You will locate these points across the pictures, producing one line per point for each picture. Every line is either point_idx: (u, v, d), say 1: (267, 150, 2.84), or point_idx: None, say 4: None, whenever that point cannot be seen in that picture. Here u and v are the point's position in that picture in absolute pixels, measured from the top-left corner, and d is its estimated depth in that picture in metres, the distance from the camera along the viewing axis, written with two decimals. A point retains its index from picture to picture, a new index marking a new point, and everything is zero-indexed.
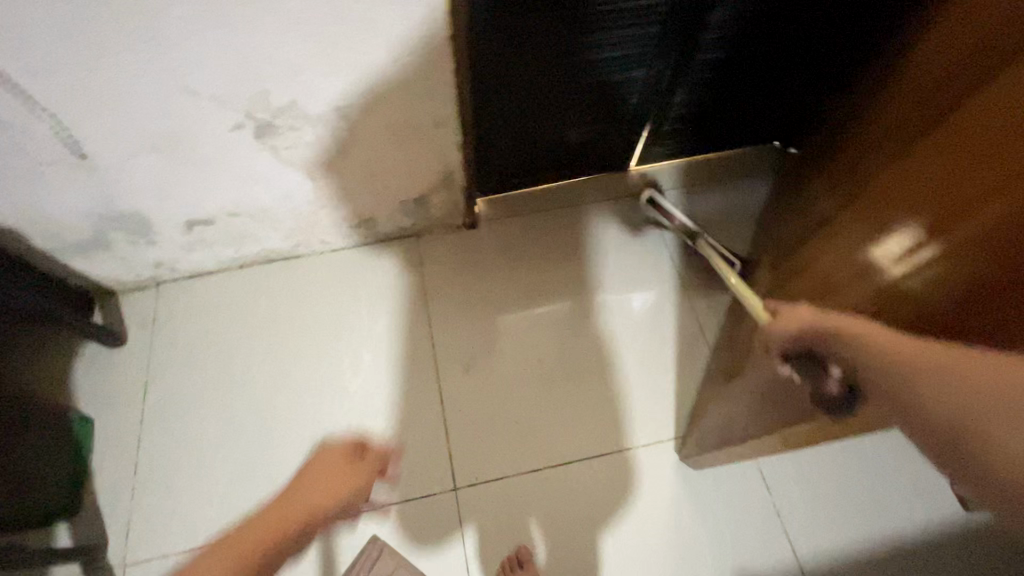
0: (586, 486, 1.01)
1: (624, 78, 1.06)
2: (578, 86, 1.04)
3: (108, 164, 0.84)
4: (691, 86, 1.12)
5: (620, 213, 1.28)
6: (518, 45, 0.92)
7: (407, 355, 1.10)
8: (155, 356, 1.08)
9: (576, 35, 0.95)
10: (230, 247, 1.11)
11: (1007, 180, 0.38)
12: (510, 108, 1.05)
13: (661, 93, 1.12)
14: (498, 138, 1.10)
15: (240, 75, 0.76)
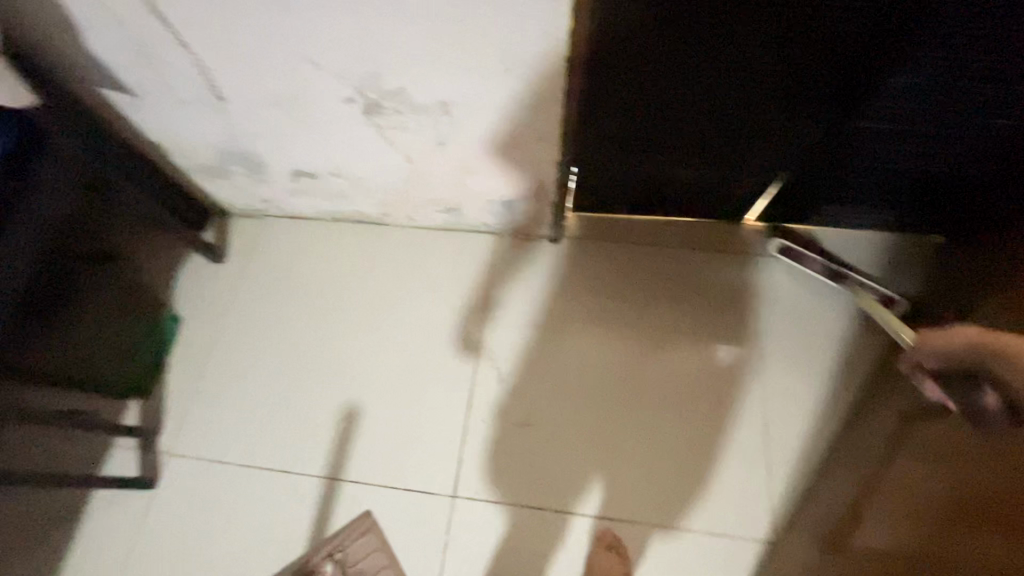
0: (579, 542, 0.97)
1: (774, 131, 0.94)
2: (722, 122, 0.92)
3: (237, 110, 0.92)
4: (855, 155, 0.96)
5: (717, 268, 1.16)
6: (663, 74, 0.83)
7: (452, 350, 1.11)
8: (244, 281, 1.20)
9: (754, 65, 0.80)
10: (329, 202, 1.18)
11: None
12: (638, 125, 0.94)
13: (816, 148, 0.97)
14: (613, 153, 1.01)
15: (358, 56, 0.78)
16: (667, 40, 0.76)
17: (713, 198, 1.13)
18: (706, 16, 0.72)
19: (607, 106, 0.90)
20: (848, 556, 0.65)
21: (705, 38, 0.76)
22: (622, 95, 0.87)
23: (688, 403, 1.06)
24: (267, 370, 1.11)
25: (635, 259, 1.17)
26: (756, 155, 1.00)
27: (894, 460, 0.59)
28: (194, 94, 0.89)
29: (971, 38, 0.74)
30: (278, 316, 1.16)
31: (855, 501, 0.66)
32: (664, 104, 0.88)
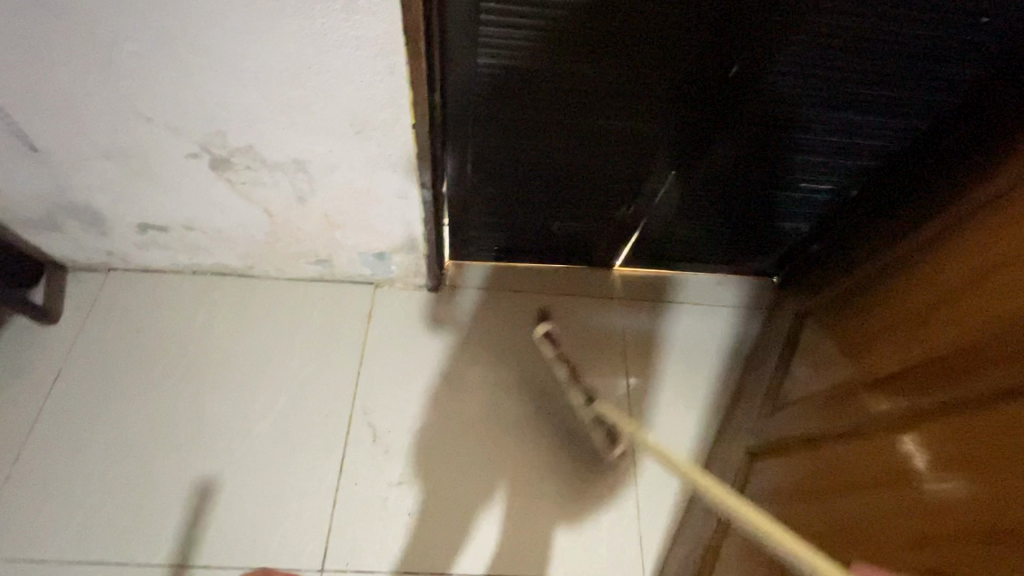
0: None
1: (624, 186, 1.04)
2: (586, 163, 0.98)
3: (62, 161, 0.83)
4: (694, 207, 1.10)
5: (590, 312, 1.22)
6: (529, 115, 0.87)
7: (325, 409, 1.05)
8: (82, 344, 1.07)
9: (614, 103, 0.86)
10: (187, 255, 1.10)
11: None
12: (508, 166, 0.97)
13: (670, 193, 1.06)
14: (488, 196, 1.03)
15: (196, 113, 0.75)
16: (515, 101, 0.84)
17: (584, 243, 1.19)
18: (546, 86, 0.82)
19: (478, 146, 0.91)
20: None
21: (549, 103, 0.85)
22: (490, 135, 0.89)
23: (564, 449, 1.08)
24: (104, 446, 0.98)
25: (515, 304, 1.20)
26: (620, 199, 1.07)
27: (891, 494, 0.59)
28: (5, 144, 0.80)
29: (761, 116, 0.89)
30: (121, 382, 1.04)
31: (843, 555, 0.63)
32: (531, 143, 0.92)
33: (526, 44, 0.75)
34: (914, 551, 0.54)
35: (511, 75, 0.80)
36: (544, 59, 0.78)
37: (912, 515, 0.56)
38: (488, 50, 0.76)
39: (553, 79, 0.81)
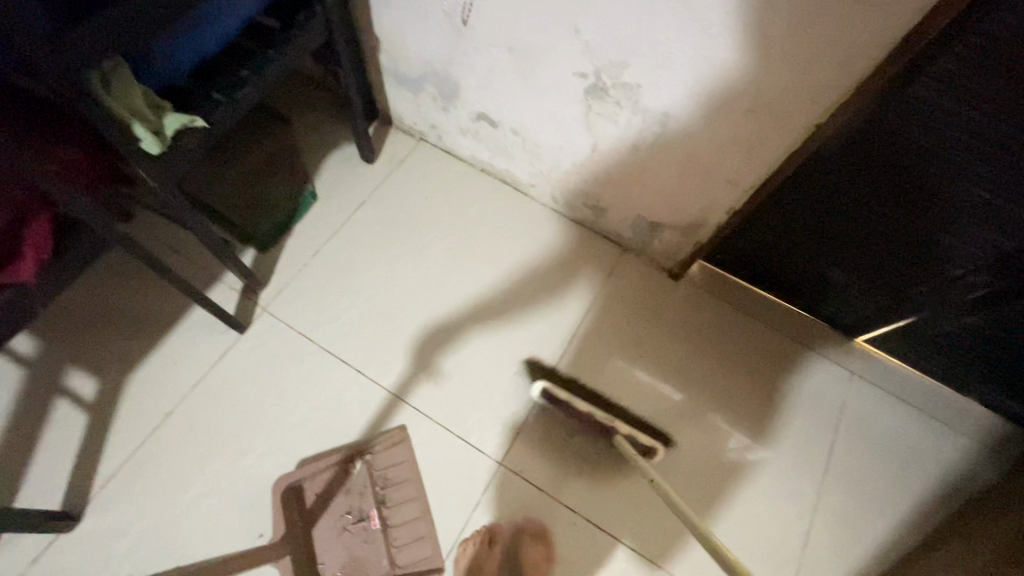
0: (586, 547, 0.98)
1: (938, 277, 0.93)
2: (896, 241, 0.91)
3: (472, 39, 0.96)
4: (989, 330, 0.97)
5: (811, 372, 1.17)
6: (871, 174, 0.82)
7: (543, 332, 1.14)
8: (382, 188, 1.25)
9: (970, 199, 0.78)
10: (489, 154, 1.23)
11: None
12: (812, 214, 0.94)
13: (968, 306, 0.95)
14: (773, 232, 1.02)
15: (618, 43, 0.82)
16: (866, 157, 0.80)
17: (841, 308, 1.13)
18: (929, 147, 0.74)
19: (797, 186, 0.90)
20: None
21: (944, 159, 0.75)
22: (817, 179, 0.87)
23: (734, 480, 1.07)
24: (371, 276, 1.16)
25: (741, 324, 1.20)
26: (908, 287, 0.98)
27: None
28: (445, 10, 0.94)
29: None
30: (398, 231, 1.21)
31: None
32: (852, 202, 0.88)
33: (985, 88, 0.64)
34: None
35: (934, 114, 0.70)
36: (993, 110, 0.66)
37: None
38: (885, 96, 0.71)
39: (946, 143, 0.72)
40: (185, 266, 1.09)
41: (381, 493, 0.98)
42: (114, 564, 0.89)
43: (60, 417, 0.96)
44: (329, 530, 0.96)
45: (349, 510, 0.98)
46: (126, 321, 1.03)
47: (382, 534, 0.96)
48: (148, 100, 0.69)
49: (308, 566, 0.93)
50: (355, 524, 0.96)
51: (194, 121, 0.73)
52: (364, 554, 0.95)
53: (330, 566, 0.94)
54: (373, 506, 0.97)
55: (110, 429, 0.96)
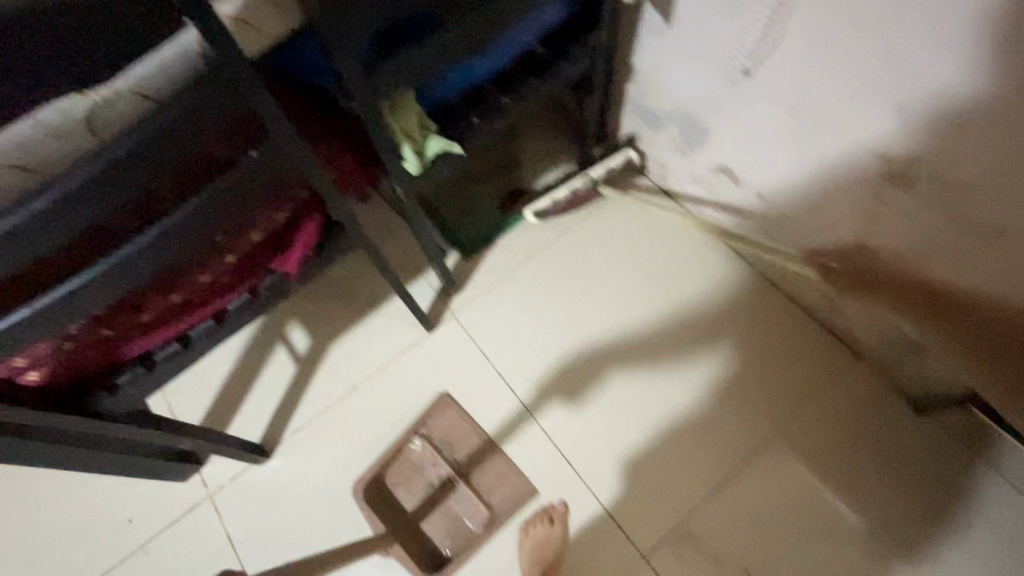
0: None
1: None
2: None
3: (748, 91, 0.84)
4: None
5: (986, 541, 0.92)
6: None
7: (725, 424, 1.03)
8: (589, 217, 1.19)
9: None
10: (717, 209, 1.09)
11: None
12: None
13: None
14: None
15: (961, 137, 0.64)
16: None
17: None
18: None
19: None
20: None
21: None
22: None
23: None
24: (559, 309, 1.12)
25: (987, 500, 0.94)
26: None
27: None
28: (728, 57, 0.82)
29: None
30: (595, 267, 1.15)
31: None
32: None
33: None
34: None
35: None
36: None
37: None
38: None
39: None
40: (399, 254, 1.17)
41: (450, 454, 1.04)
42: (286, 502, 1.01)
43: (278, 360, 1.11)
44: (418, 502, 1.02)
45: (427, 480, 1.03)
46: (344, 292, 1.15)
47: (465, 487, 1.02)
48: (421, 120, 0.72)
49: (415, 543, 1.00)
50: (438, 490, 1.02)
51: (451, 147, 0.74)
52: (461, 516, 1.01)
53: (437, 538, 1.01)
54: (445, 467, 1.03)
55: (310, 383, 1.09)
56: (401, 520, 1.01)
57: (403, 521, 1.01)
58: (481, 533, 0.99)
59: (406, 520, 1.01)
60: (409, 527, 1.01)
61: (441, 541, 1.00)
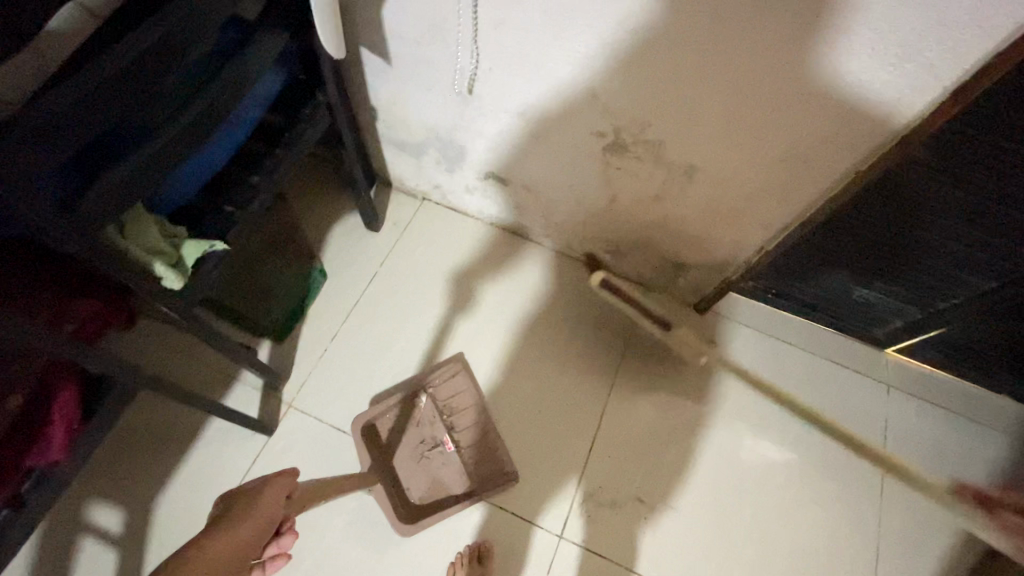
0: None
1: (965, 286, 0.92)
2: (925, 262, 0.90)
3: (480, 106, 0.93)
4: (1006, 336, 0.99)
5: (786, 365, 1.18)
6: (897, 202, 0.80)
7: (579, 388, 1.11)
8: (391, 257, 1.20)
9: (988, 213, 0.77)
10: (499, 208, 1.19)
11: None
12: (840, 245, 0.92)
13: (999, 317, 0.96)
14: (800, 266, 1.00)
15: (640, 106, 0.80)
16: (884, 193, 0.79)
17: (877, 321, 1.10)
18: (945, 173, 0.73)
19: (827, 227, 0.88)
20: None
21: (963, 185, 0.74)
22: (838, 222, 0.86)
23: (787, 520, 1.05)
24: (397, 352, 1.11)
25: (773, 352, 1.18)
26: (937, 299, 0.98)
27: None
28: (451, 82, 0.90)
29: None
30: (415, 300, 1.16)
31: None
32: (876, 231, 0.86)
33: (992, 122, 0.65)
34: None
35: (945, 153, 0.70)
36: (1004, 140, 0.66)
37: None
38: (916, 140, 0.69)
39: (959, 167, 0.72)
40: (202, 371, 1.03)
41: (451, 420, 1.07)
42: None
43: (86, 556, 0.89)
44: (409, 460, 1.05)
45: (424, 438, 1.06)
46: (151, 441, 0.97)
47: (459, 453, 1.05)
48: (163, 232, 0.65)
49: (397, 496, 1.02)
50: (431, 450, 1.05)
51: (213, 246, 0.67)
52: (446, 478, 1.04)
53: (416, 489, 1.03)
54: (445, 432, 1.06)
55: (142, 561, 0.89)
56: (390, 470, 1.03)
57: (393, 471, 1.03)
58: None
59: (396, 470, 1.04)
60: (393, 479, 1.03)
61: (419, 493, 1.03)
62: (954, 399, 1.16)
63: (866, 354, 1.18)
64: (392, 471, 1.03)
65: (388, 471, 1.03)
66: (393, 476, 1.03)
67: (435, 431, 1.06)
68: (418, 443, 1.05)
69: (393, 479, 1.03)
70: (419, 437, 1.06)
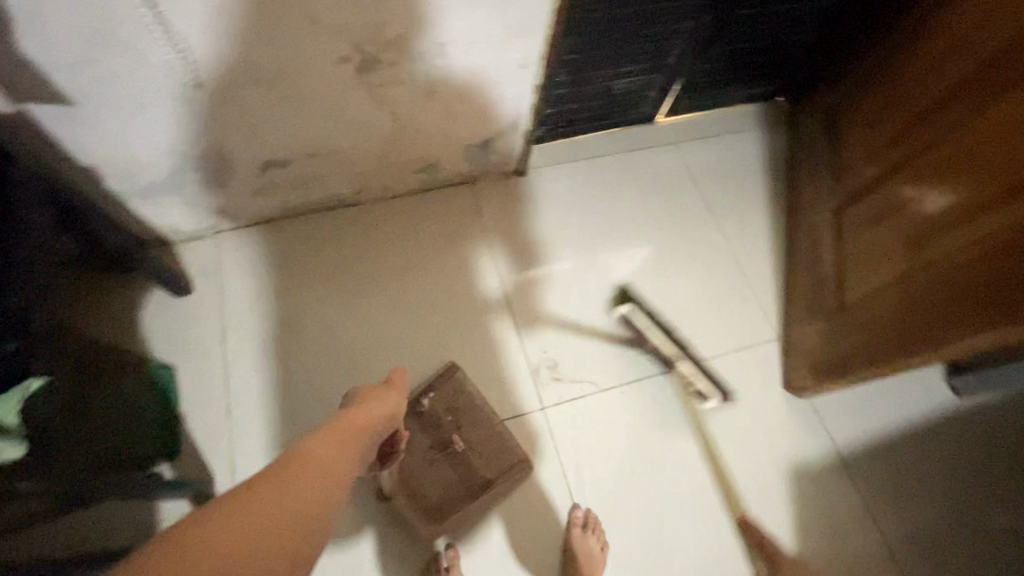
0: (635, 403, 1.13)
1: (666, 33, 1.15)
2: (630, 28, 1.10)
3: (209, 98, 0.84)
4: (714, 58, 1.26)
5: (605, 171, 1.35)
6: None
7: (475, 293, 1.17)
8: (226, 306, 1.08)
9: None
10: (297, 193, 1.12)
11: (993, 164, 0.80)
12: (567, 45, 1.09)
13: (702, 44, 1.21)
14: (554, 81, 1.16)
15: (362, 11, 0.79)
16: None
17: (635, 99, 1.32)
18: None
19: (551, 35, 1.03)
20: (855, 295, 1.04)
21: None
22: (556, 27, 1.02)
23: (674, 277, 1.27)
24: (305, 380, 1.05)
25: (591, 169, 1.35)
26: (660, 57, 1.21)
27: (971, 227, 0.82)
28: (162, 88, 0.80)
29: None
30: (282, 327, 1.08)
31: (941, 270, 0.86)
32: (580, 18, 1.04)
33: None
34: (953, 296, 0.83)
35: None
36: None
37: (945, 272, 0.85)
38: None
39: None
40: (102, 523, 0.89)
41: (456, 419, 1.04)
42: None
43: None
44: (421, 466, 1.01)
45: (432, 441, 1.02)
46: None
47: (469, 452, 1.02)
48: None
49: (410, 504, 0.98)
50: (443, 451, 1.02)
51: None
52: (460, 479, 1.00)
53: (432, 492, 0.99)
54: (454, 433, 1.03)
55: None
56: (400, 478, 0.99)
57: (404, 477, 1.00)
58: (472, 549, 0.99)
59: (406, 475, 1.00)
60: (402, 484, 0.99)
61: (435, 496, 0.99)
62: (715, 123, 1.44)
63: (647, 131, 1.41)
64: (402, 481, 0.99)
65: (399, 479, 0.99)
66: (404, 483, 0.99)
67: (436, 430, 1.03)
68: (419, 446, 1.02)
69: (404, 483, 0.99)
70: (423, 442, 1.02)
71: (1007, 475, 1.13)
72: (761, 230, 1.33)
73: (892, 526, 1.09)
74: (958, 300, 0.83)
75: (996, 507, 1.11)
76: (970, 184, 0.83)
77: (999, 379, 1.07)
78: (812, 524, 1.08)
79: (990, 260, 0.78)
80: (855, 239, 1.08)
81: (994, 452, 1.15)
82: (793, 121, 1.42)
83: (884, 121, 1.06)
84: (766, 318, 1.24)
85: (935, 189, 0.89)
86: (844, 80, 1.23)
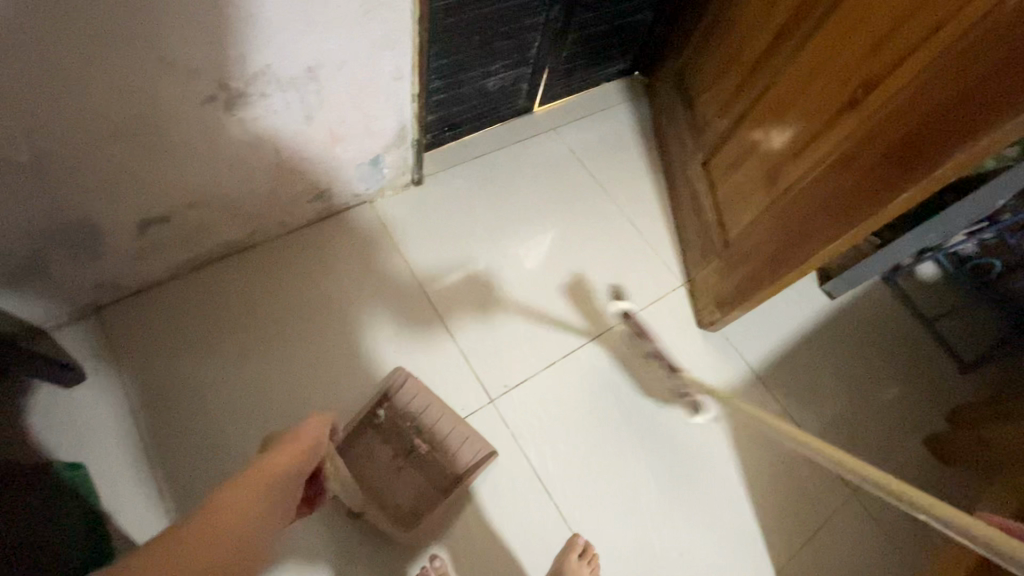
0: (574, 374, 1.20)
1: (523, 29, 1.22)
2: (490, 30, 1.16)
3: (62, 169, 0.78)
4: (572, 46, 1.36)
5: (497, 166, 1.40)
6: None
7: (399, 309, 1.17)
8: (133, 387, 1.01)
9: None
10: (186, 249, 1.05)
11: (826, 90, 0.93)
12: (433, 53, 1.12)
13: (558, 35, 1.30)
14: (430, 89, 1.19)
15: (217, 48, 0.76)
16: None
17: (509, 94, 1.38)
18: None
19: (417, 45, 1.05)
20: (734, 231, 1.18)
21: None
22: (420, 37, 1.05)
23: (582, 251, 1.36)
24: (241, 440, 1.01)
25: (484, 166, 1.39)
26: (523, 52, 1.28)
27: (815, 150, 0.96)
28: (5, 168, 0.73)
29: None
30: (204, 393, 1.02)
31: (796, 191, 1.00)
32: (442, 26, 1.08)
33: None
34: (813, 210, 0.97)
35: None
36: None
37: (802, 191, 0.99)
38: None
39: None
40: None
41: (414, 423, 1.01)
42: None
43: None
44: (390, 474, 1.01)
45: (398, 446, 1.02)
46: None
47: (433, 452, 1.01)
48: None
49: (385, 511, 0.99)
50: (409, 455, 1.01)
51: None
52: (427, 482, 1.00)
53: (403, 495, 1.00)
54: (416, 437, 1.02)
55: None
56: (369, 486, 1.00)
57: (372, 485, 1.00)
58: (455, 552, 1.01)
59: (374, 482, 1.01)
60: (371, 492, 1.00)
61: (408, 499, 1.00)
62: (587, 104, 1.55)
63: (528, 121, 1.48)
64: (371, 489, 1.00)
65: (368, 487, 1.00)
66: (372, 491, 1.00)
67: (398, 437, 1.03)
68: (383, 454, 1.02)
69: (372, 491, 1.00)
70: (388, 449, 1.02)
71: (883, 352, 1.35)
72: (648, 192, 1.46)
73: (807, 419, 1.25)
74: (820, 212, 0.96)
75: (880, 381, 1.31)
76: (807, 116, 0.98)
77: (859, 273, 1.27)
78: (746, 436, 1.21)
79: (838, 169, 0.91)
80: (725, 183, 1.22)
81: (870, 335, 1.36)
82: (652, 91, 1.57)
83: (725, 77, 1.22)
84: (670, 269, 1.37)
85: (781, 125, 1.04)
86: (687, 48, 1.38)
